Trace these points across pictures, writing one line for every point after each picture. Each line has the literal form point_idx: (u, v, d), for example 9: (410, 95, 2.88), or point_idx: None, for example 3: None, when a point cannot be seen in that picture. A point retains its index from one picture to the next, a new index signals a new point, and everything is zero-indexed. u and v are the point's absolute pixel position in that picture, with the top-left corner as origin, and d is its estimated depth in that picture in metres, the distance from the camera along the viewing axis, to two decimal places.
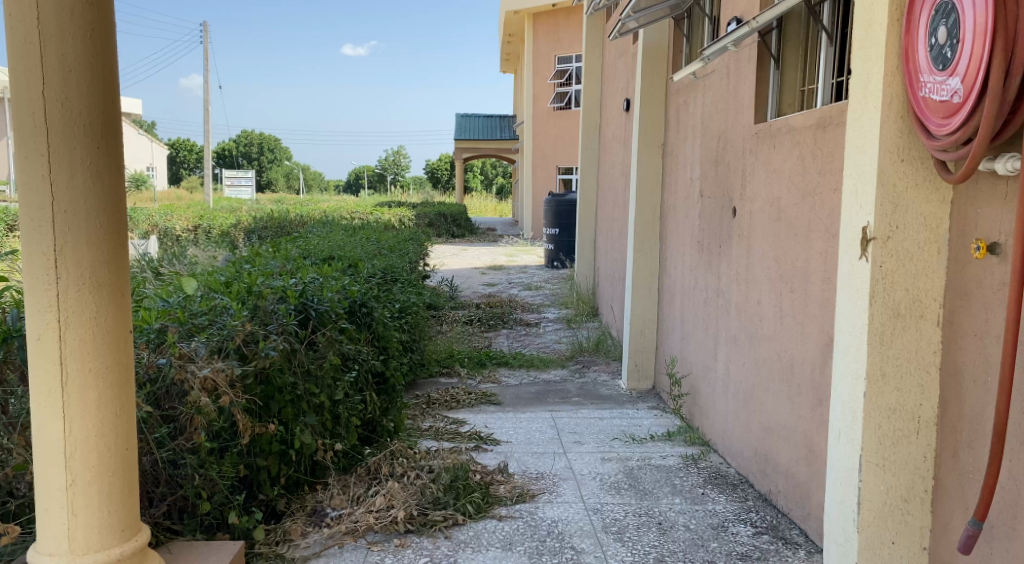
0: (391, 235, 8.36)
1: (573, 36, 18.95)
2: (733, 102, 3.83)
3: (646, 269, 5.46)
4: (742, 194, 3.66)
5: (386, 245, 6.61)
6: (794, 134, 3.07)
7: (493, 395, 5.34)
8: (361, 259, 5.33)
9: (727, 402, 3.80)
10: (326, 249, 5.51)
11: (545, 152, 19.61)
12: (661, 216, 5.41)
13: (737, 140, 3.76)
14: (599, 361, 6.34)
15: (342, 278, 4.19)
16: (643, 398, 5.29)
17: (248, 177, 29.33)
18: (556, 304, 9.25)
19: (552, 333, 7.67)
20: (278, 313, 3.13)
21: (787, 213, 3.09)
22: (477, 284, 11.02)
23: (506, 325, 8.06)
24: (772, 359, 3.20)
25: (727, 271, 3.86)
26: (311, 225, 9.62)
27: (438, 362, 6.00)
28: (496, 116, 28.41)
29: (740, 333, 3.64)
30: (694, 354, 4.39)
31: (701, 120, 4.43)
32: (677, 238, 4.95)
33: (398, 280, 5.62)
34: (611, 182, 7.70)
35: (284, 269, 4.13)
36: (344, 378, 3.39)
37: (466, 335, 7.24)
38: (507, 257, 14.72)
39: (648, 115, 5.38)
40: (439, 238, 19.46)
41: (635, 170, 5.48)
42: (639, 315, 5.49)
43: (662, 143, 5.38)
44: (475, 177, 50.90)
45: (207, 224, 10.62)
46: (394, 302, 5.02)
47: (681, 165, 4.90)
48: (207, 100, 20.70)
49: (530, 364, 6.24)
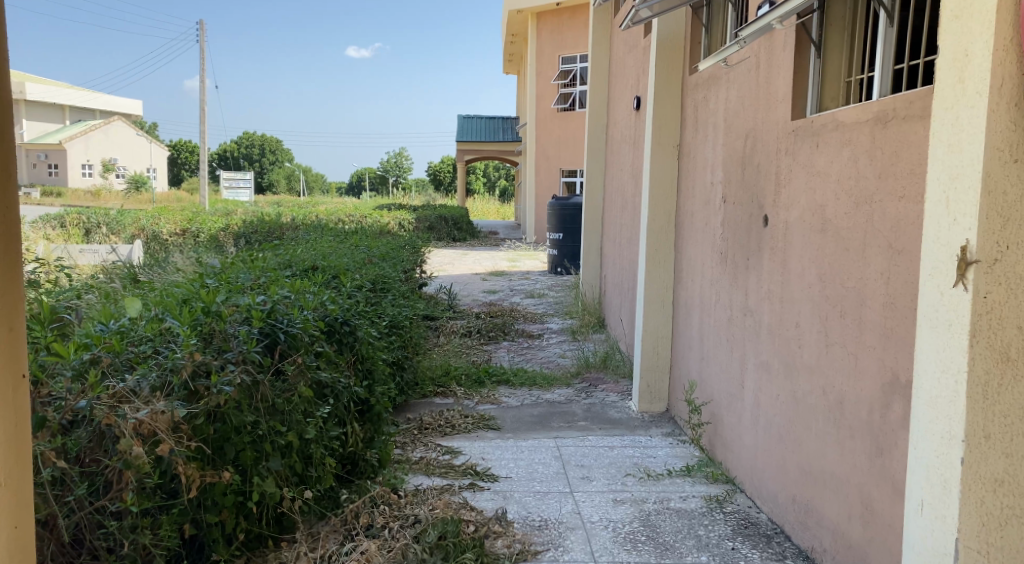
0: (385, 241, 7.91)
1: (578, 36, 18.51)
2: (764, 96, 3.38)
3: (660, 281, 5.02)
4: (775, 200, 3.22)
5: (378, 252, 6.16)
6: (843, 132, 2.62)
7: (491, 418, 4.90)
8: (347, 269, 4.89)
9: (757, 437, 3.35)
10: (309, 257, 5.07)
11: (549, 154, 19.18)
12: (676, 223, 4.97)
13: (769, 139, 3.31)
14: (607, 379, 5.89)
15: (322, 293, 3.75)
16: (656, 422, 4.84)
17: (247, 179, 28.91)
18: (560, 314, 8.78)
19: (556, 345, 7.22)
20: (237, 339, 2.70)
21: (834, 224, 2.65)
22: (478, 292, 10.56)
23: (507, 336, 7.61)
24: (815, 393, 2.75)
25: (756, 288, 3.41)
26: (303, 230, 9.17)
27: (433, 380, 5.55)
28: (498, 118, 28.01)
29: (773, 359, 3.19)
30: (716, 379, 3.94)
31: (724, 117, 3.98)
32: (695, 249, 4.50)
33: (388, 292, 5.18)
34: (618, 186, 7.24)
35: (256, 283, 3.69)
36: (318, 413, 2.96)
37: (464, 349, 6.79)
38: (509, 262, 14.28)
39: (663, 113, 4.93)
40: (439, 242, 19.04)
41: (648, 173, 5.03)
42: (651, 332, 5.04)
43: (678, 143, 4.93)
44: (477, 180, 50.40)
45: (196, 228, 10.19)
46: (384, 318, 4.58)
47: (699, 168, 4.45)
48: (203, 100, 20.27)
49: (532, 382, 5.79)
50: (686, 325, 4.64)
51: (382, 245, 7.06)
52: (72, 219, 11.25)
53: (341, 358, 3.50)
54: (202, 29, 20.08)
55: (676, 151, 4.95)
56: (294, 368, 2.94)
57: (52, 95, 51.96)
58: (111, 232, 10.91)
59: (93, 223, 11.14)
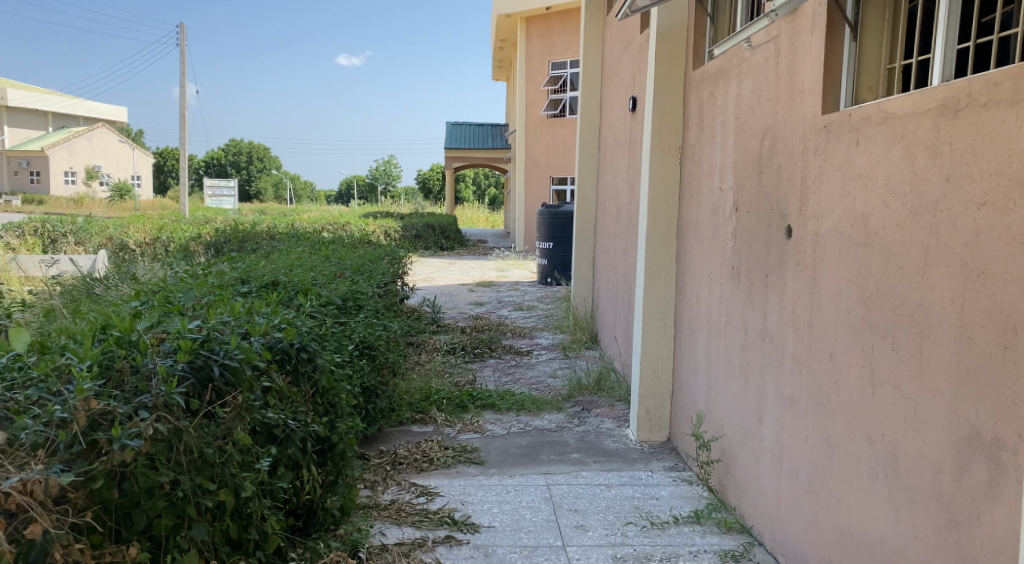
0: (364, 251, 7.42)
1: (568, 41, 18.11)
2: (786, 88, 2.93)
3: (660, 297, 4.55)
4: (800, 208, 2.76)
5: (352, 264, 5.67)
6: (891, 127, 2.17)
7: (474, 450, 4.41)
8: (313, 284, 4.39)
9: (778, 484, 2.88)
10: (272, 270, 4.58)
11: (538, 161, 18.75)
12: (678, 234, 4.51)
13: (792, 138, 2.85)
14: (602, 403, 5.40)
15: (275, 315, 3.27)
16: (657, 454, 4.36)
17: (231, 186, 28.32)
18: (551, 328, 8.30)
19: (547, 364, 6.73)
20: (156, 377, 2.20)
21: (881, 237, 2.19)
22: (464, 304, 10.06)
23: (494, 353, 7.12)
24: (856, 440, 2.29)
25: (777, 309, 2.95)
26: (278, 239, 8.65)
27: (410, 406, 5.05)
28: (487, 125, 27.59)
29: (799, 394, 2.73)
30: (727, 412, 3.47)
31: (735, 114, 3.53)
32: (700, 263, 4.04)
33: (360, 309, 4.68)
34: (612, 194, 6.78)
35: (199, 305, 3.20)
36: (258, 462, 2.48)
37: (447, 369, 6.30)
38: (498, 272, 13.80)
39: (663, 113, 4.48)
40: (426, 251, 18.54)
41: (647, 178, 4.58)
42: (650, 353, 4.56)
43: (679, 146, 4.48)
44: (467, 188, 49.92)
45: (166, 237, 9.64)
46: (352, 339, 4.09)
47: (705, 173, 3.99)
48: (183, 103, 19.70)
49: (520, 407, 5.30)
50: (690, 347, 4.18)
51: (359, 256, 6.58)
52: (35, 227, 10.64)
53: (294, 392, 3.02)
54: (182, 31, 19.47)
55: (678, 155, 4.50)
56: (230, 409, 2.45)
57: (34, 101, 51.17)
58: (77, 241, 10.36)
59: (59, 231, 10.58)
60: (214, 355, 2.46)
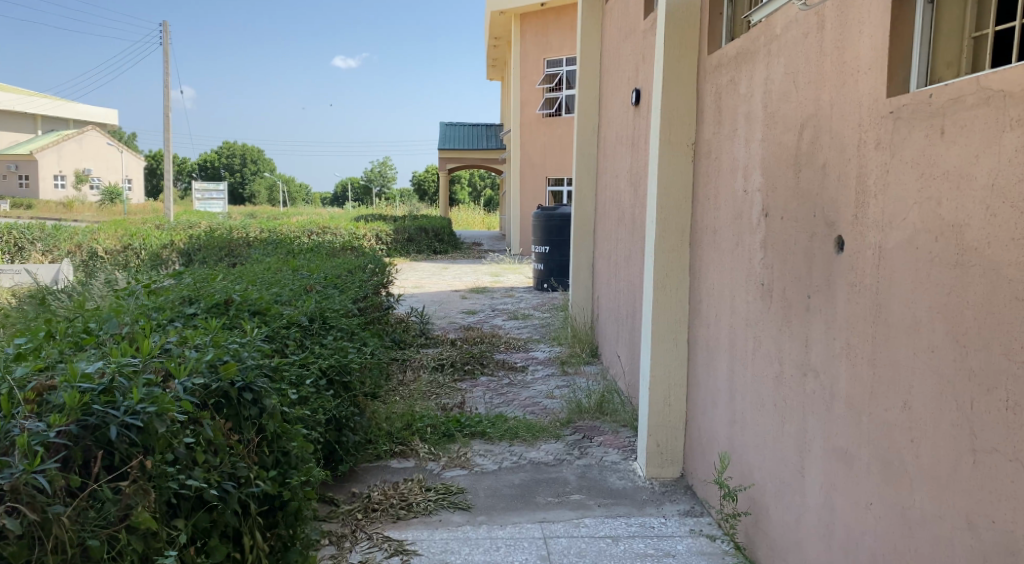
0: (345, 258, 6.85)
1: (563, 38, 17.57)
2: (833, 67, 2.38)
3: (672, 314, 4.00)
4: (856, 216, 2.22)
5: (325, 276, 5.11)
6: (995, 110, 1.64)
7: (460, 490, 3.87)
8: (272, 304, 3.84)
9: (828, 554, 2.34)
10: (228, 286, 4.03)
11: (534, 162, 18.21)
12: (691, 241, 3.97)
13: (843, 128, 2.31)
14: (604, 431, 4.85)
15: (215, 348, 2.73)
16: (670, 494, 3.81)
17: (220, 189, 27.74)
18: (547, 340, 7.75)
19: (543, 382, 6.17)
20: (15, 450, 1.68)
21: (984, 258, 1.66)
22: (456, 312, 9.50)
23: (486, 369, 6.56)
24: (947, 521, 1.76)
25: (825, 337, 2.41)
26: (256, 246, 8.08)
27: (388, 436, 4.50)
28: (482, 125, 27.05)
29: (856, 445, 2.19)
30: (756, 455, 2.93)
31: (764, 102, 2.99)
32: (718, 276, 3.49)
33: (329, 329, 4.14)
34: (614, 196, 6.24)
35: (121, 337, 2.66)
36: (170, 549, 1.92)
37: (433, 391, 5.74)
38: (493, 277, 13.25)
39: (674, 104, 3.93)
40: (419, 255, 17.97)
41: (655, 179, 4.03)
42: (660, 377, 4.02)
43: (692, 142, 3.94)
44: (462, 189, 49.34)
45: (138, 244, 9.05)
46: (313, 371, 3.54)
47: (725, 173, 3.44)
48: (167, 105, 19.14)
49: (514, 436, 4.75)
50: (707, 373, 3.65)
51: (338, 266, 6.02)
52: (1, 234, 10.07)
53: (232, 443, 2.48)
54: (165, 30, 18.88)
55: (690, 151, 3.95)
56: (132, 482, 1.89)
57: (23, 104, 50.49)
58: (45, 249, 9.77)
59: (28, 238, 9.98)
60: (114, 411, 1.92)
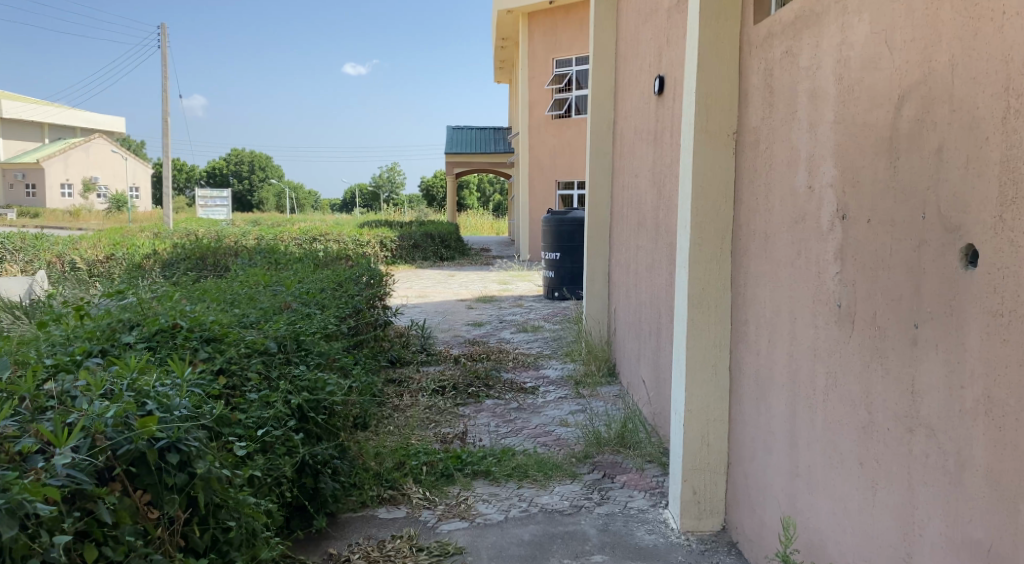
0: (335, 268, 6.23)
1: (572, 37, 16.98)
2: (955, 16, 1.75)
3: (711, 337, 3.36)
4: (1003, 218, 1.59)
5: (305, 291, 4.48)
6: None
7: (460, 549, 3.22)
8: (231, 328, 3.24)
9: None
10: (181, 306, 3.42)
11: (543, 165, 17.59)
12: (733, 250, 3.33)
13: (977, 97, 1.67)
14: (628, 468, 4.21)
15: (136, 395, 2.14)
16: (712, 555, 3.17)
17: (224, 196, 27.22)
18: (559, 356, 7.11)
19: (556, 406, 5.53)
20: None
21: None
22: (460, 325, 8.87)
23: (492, 391, 5.92)
24: None
25: (945, 383, 1.77)
26: (244, 255, 7.45)
27: (377, 478, 3.87)
28: (489, 128, 26.47)
29: (1008, 544, 1.56)
30: (835, 526, 2.29)
31: (838, 75, 2.36)
32: (774, 293, 2.85)
33: (305, 354, 3.52)
34: (633, 198, 5.60)
35: (11, 383, 2.09)
36: None
37: (432, 419, 5.10)
38: (501, 285, 12.61)
39: (712, 86, 3.29)
40: (425, 263, 17.36)
41: (688, 176, 3.39)
42: (697, 411, 3.38)
43: (734, 131, 3.31)
44: (470, 194, 48.79)
45: (121, 254, 8.43)
46: (278, 410, 2.94)
47: (782, 166, 2.81)
48: (166, 110, 18.58)
49: (523, 476, 4.11)
50: (759, 410, 3.02)
51: (324, 277, 5.39)
52: None
53: (146, 526, 1.90)
54: (164, 33, 18.33)
55: (731, 141, 3.31)
56: None
57: (30, 112, 50.27)
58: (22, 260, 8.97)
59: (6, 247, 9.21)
60: None
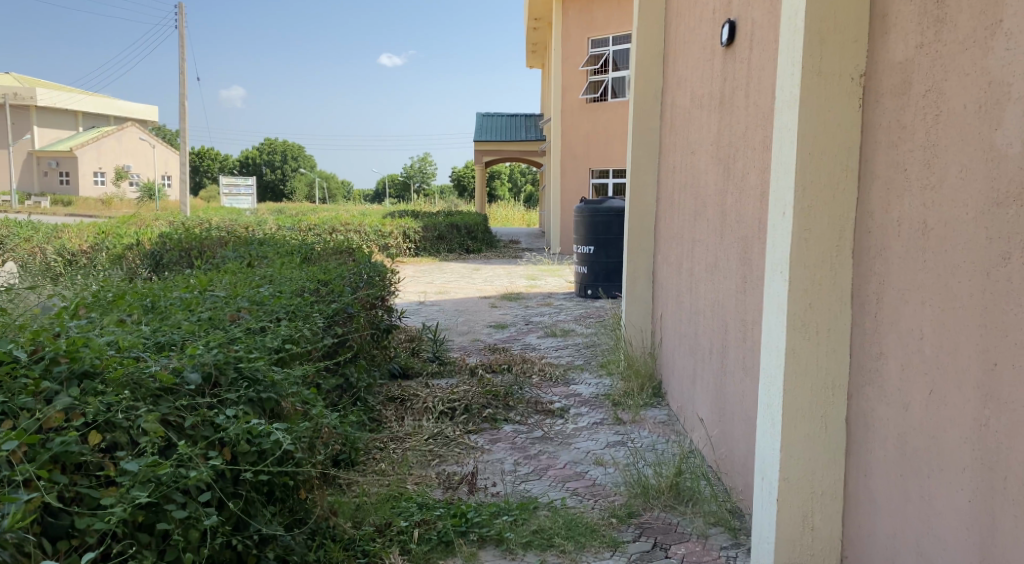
0: (326, 263, 5.25)
1: (609, 15, 15.83)
2: None
3: (821, 374, 2.33)
4: None
5: (267, 295, 3.50)
6: None
7: None
8: (133, 355, 2.31)
9: None
10: (67, 318, 2.47)
11: (576, 151, 16.50)
12: (856, 248, 2.28)
13: None
14: (685, 535, 3.18)
15: None
16: None
17: (249, 184, 26.66)
18: (593, 368, 6.07)
19: (589, 435, 4.51)
20: None
21: None
22: (481, 327, 7.87)
23: (512, 413, 4.91)
24: None
25: None
26: (231, 247, 6.52)
27: (348, 549, 2.91)
28: (521, 115, 25.42)
29: None
30: None
31: None
32: (945, 318, 1.82)
33: (247, 388, 2.59)
34: (689, 181, 4.56)
35: None
36: None
37: (434, 454, 4.12)
38: (529, 280, 11.59)
39: (829, 5, 2.23)
40: (450, 254, 16.42)
41: (789, 140, 2.34)
42: (797, 480, 2.37)
43: (860, 71, 2.25)
44: (501, 184, 47.75)
45: (105, 244, 7.57)
46: (186, 480, 2.03)
47: (962, 117, 1.76)
48: (183, 94, 17.84)
49: (546, 545, 3.08)
50: (904, 495, 2.00)
51: (304, 274, 4.41)
52: None
53: None
54: (181, 12, 17.59)
55: (857, 88, 2.25)
56: None
57: (64, 101, 50.41)
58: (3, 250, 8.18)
59: None
60: None
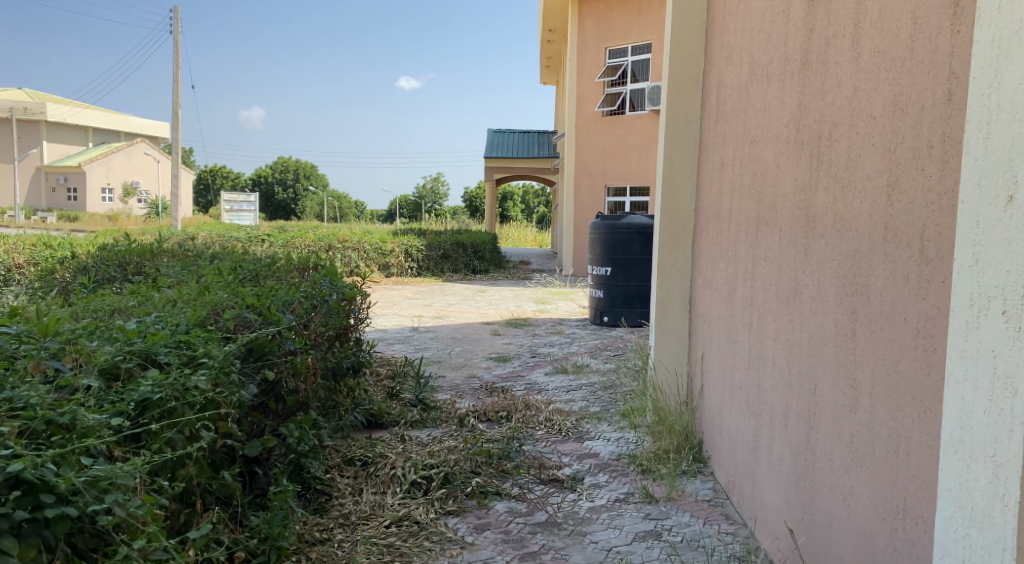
0: (273, 282, 4.11)
1: (629, 23, 14.76)
2: None
3: None
4: None
5: (138, 332, 2.38)
6: None
7: None
8: None
9: None
10: None
11: (592, 167, 15.39)
12: None
13: None
14: None
15: None
16: None
17: (250, 201, 25.66)
18: (612, 417, 4.88)
19: (610, 522, 3.30)
20: None
21: None
22: (479, 359, 6.70)
23: (507, 485, 3.73)
24: None
25: None
26: (174, 261, 5.38)
27: None
28: (533, 132, 24.40)
29: None
30: None
31: None
32: None
33: (14, 506, 1.47)
34: (746, 180, 3.41)
35: None
36: None
37: (393, 554, 2.95)
38: (539, 305, 10.43)
39: None
40: (454, 276, 15.29)
41: None
42: None
43: None
44: (513, 205, 46.75)
45: (38, 260, 6.44)
46: None
47: None
48: (177, 102, 16.88)
49: None
50: None
51: (228, 297, 3.28)
52: None
53: None
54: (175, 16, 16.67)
55: None
56: None
57: (74, 116, 50.03)
58: None
59: None
60: None
